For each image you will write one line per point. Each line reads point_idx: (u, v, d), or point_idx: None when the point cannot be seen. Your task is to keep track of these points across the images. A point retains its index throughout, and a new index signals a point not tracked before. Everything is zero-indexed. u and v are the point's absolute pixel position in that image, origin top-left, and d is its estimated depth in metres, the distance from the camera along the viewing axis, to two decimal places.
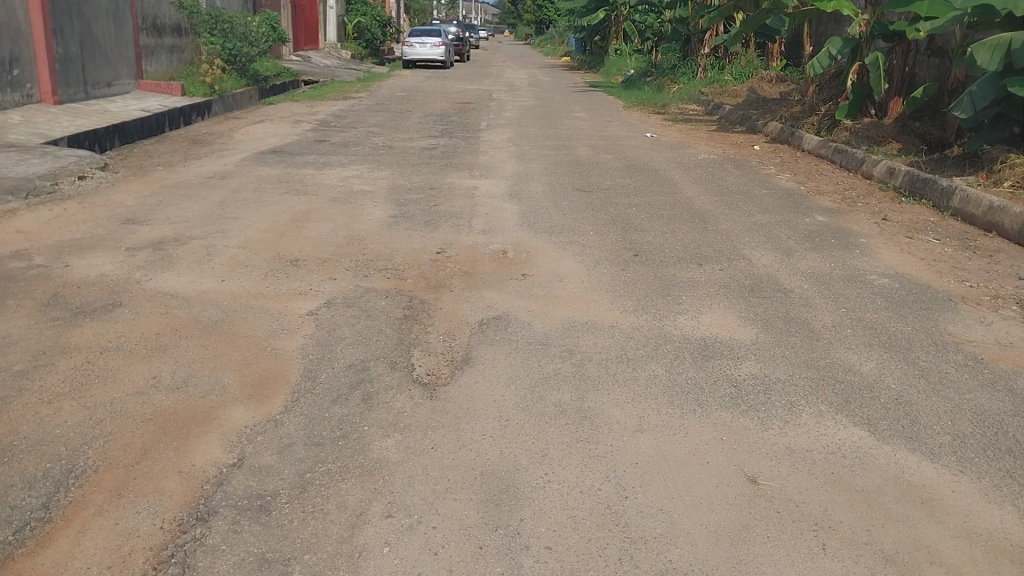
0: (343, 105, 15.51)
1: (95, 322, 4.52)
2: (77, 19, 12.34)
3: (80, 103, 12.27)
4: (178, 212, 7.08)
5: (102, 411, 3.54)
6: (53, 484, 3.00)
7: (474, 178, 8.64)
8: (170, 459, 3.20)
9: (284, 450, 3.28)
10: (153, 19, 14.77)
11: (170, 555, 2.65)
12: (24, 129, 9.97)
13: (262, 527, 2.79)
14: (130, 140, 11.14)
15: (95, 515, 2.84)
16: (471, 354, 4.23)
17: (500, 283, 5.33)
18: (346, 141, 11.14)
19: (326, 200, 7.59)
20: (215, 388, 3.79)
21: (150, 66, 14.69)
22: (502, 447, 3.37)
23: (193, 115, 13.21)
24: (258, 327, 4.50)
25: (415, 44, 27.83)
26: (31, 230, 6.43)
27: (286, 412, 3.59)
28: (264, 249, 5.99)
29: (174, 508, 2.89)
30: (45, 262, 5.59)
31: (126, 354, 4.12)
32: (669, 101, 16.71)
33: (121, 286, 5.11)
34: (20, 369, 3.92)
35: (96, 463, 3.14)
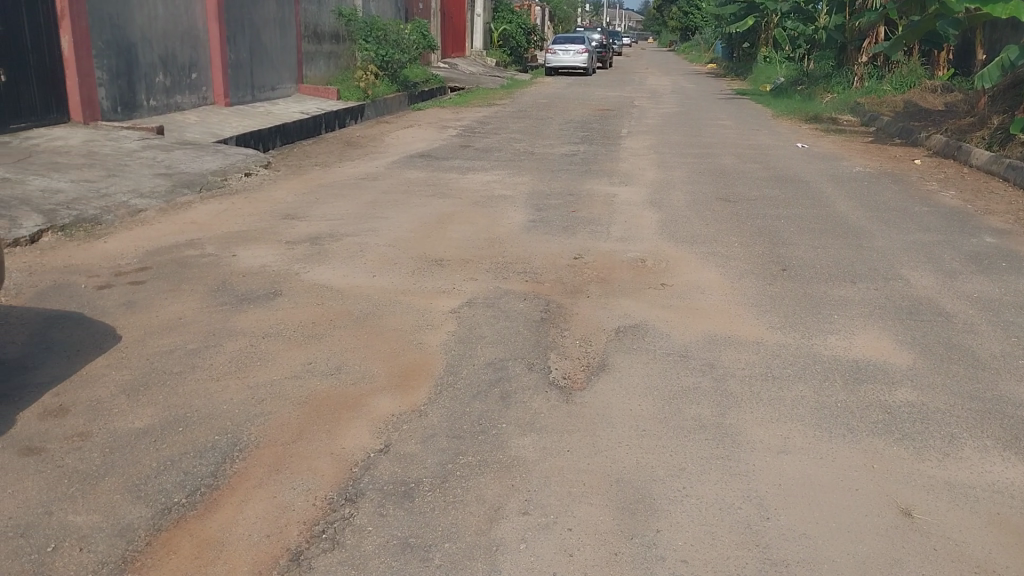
0: (487, 111, 15.87)
1: (259, 309, 4.86)
2: (248, 27, 13.30)
3: (248, 106, 13.21)
4: (332, 210, 7.48)
5: (263, 391, 3.81)
6: (221, 455, 3.26)
7: (613, 186, 8.61)
8: (322, 440, 3.39)
9: (427, 440, 3.40)
10: (314, 27, 15.69)
11: (321, 531, 2.81)
12: (199, 129, 10.84)
13: (405, 513, 2.91)
14: (290, 141, 11.88)
15: (255, 488, 3.05)
16: (608, 361, 4.23)
17: (638, 291, 5.30)
18: (489, 146, 11.39)
19: (469, 203, 7.81)
20: (365, 376, 3.99)
21: (310, 72, 15.61)
22: (638, 456, 3.35)
23: (347, 118, 13.92)
24: (404, 321, 4.70)
25: (559, 51, 28.02)
26: (204, 221, 6.98)
27: (428, 404, 3.73)
28: (409, 248, 6.23)
29: (326, 487, 3.07)
30: (216, 251, 6.06)
31: (285, 340, 4.41)
32: (821, 111, 16.01)
33: (281, 276, 5.47)
34: (193, 348, 4.28)
35: (258, 439, 3.38)
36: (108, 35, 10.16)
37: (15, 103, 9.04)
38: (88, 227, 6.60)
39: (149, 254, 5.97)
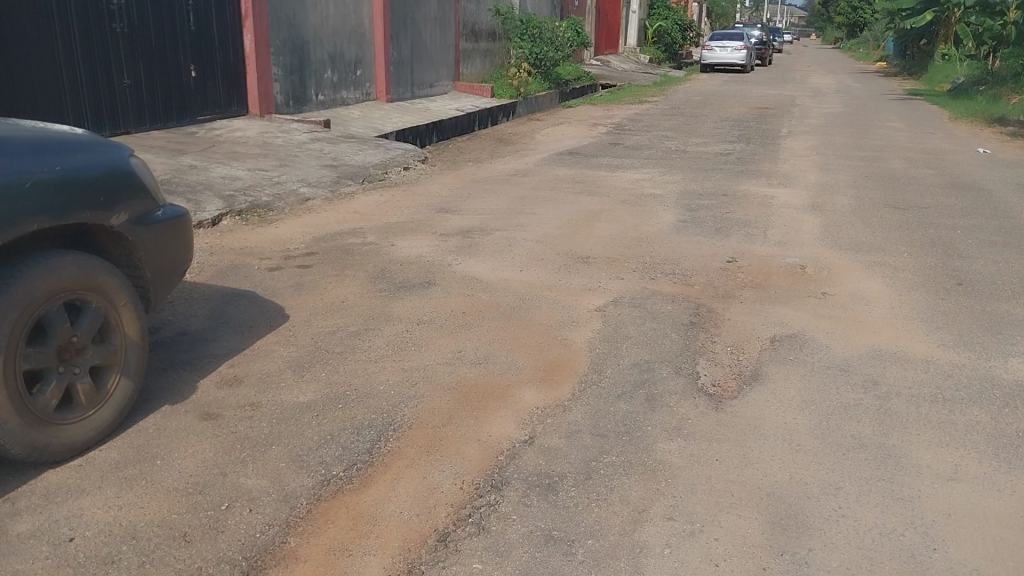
0: (639, 109, 15.68)
1: (413, 297, 5.05)
2: (410, 26, 13.82)
3: (407, 101, 13.74)
4: (484, 205, 7.65)
5: (416, 375, 3.96)
6: (376, 433, 3.41)
7: (771, 187, 8.27)
8: (470, 427, 3.48)
9: (572, 435, 3.42)
10: (472, 25, 16.08)
11: (467, 515, 2.89)
12: (363, 123, 11.39)
13: (549, 505, 2.94)
14: (445, 136, 12.25)
15: (407, 467, 3.17)
16: (761, 371, 4.07)
17: (795, 299, 5.08)
18: (640, 144, 11.26)
19: (619, 201, 7.75)
20: (512, 368, 4.06)
21: (466, 69, 16.03)
22: (792, 471, 3.22)
23: (500, 115, 14.18)
24: (551, 316, 4.74)
25: (716, 48, 27.22)
26: (365, 212, 7.33)
27: (574, 400, 3.74)
28: (558, 244, 6.27)
29: (473, 472, 3.15)
30: (375, 240, 6.35)
31: (437, 328, 4.55)
32: (1007, 113, 14.68)
33: (434, 267, 5.66)
34: (353, 330, 4.51)
35: (410, 420, 3.52)
36: (285, 33, 10.86)
37: (203, 96, 9.85)
38: (262, 213, 7.09)
39: (315, 240, 6.34)
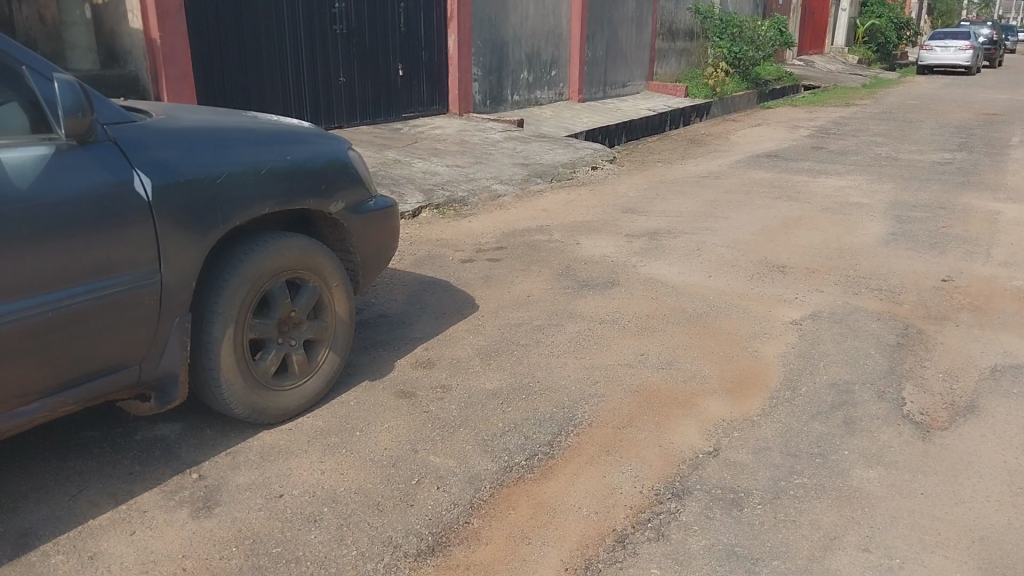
0: (844, 112, 14.75)
1: (599, 296, 5.06)
2: (607, 26, 13.83)
3: (599, 101, 13.78)
4: (673, 207, 7.51)
5: (599, 374, 3.96)
6: (558, 427, 3.45)
7: (998, 202, 7.48)
8: (652, 431, 3.44)
9: (760, 451, 3.28)
10: (669, 24, 15.83)
11: (646, 519, 2.86)
12: (555, 122, 11.56)
13: (732, 520, 2.84)
14: (635, 137, 12.16)
15: (587, 464, 3.19)
16: (978, 403, 3.70)
17: (1022, 327, 4.56)
18: (845, 150, 10.58)
19: (819, 209, 7.33)
20: (697, 376, 3.96)
21: (660, 69, 15.81)
22: (1012, 517, 2.90)
23: (693, 116, 13.86)
24: (741, 326, 4.58)
25: (936, 47, 24.96)
26: (553, 209, 7.44)
27: (763, 415, 3.59)
28: (751, 252, 6.03)
29: (653, 477, 3.11)
30: (563, 238, 6.43)
31: (621, 329, 4.54)
32: None
33: (620, 267, 5.64)
34: (538, 325, 4.59)
35: (592, 418, 3.53)
36: (486, 34, 11.25)
37: (408, 94, 10.41)
38: (456, 207, 7.39)
39: (505, 235, 6.52)
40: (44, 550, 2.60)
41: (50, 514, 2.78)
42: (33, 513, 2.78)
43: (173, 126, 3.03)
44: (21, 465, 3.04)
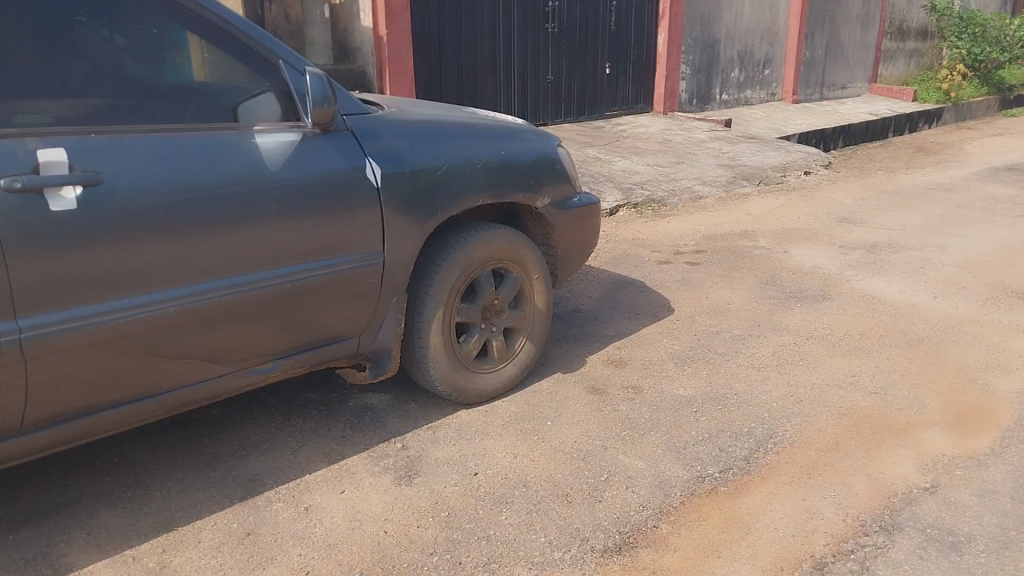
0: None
1: (806, 309, 4.81)
2: (829, 24, 13.05)
3: (814, 104, 13.02)
4: (894, 220, 6.94)
5: (802, 392, 3.77)
6: (756, 443, 3.32)
7: None
8: (860, 459, 3.22)
9: (987, 495, 2.97)
10: (900, 23, 14.66)
11: (849, 550, 2.68)
12: (765, 124, 11.09)
13: (950, 565, 2.60)
14: (853, 142, 11.39)
15: (785, 484, 3.04)
16: None
17: None
18: None
19: None
20: (915, 405, 3.65)
21: (886, 71, 14.70)
22: None
23: (921, 122, 12.75)
24: (970, 355, 4.16)
25: None
26: (759, 215, 7.15)
27: (992, 455, 3.24)
28: (985, 273, 5.46)
29: (859, 507, 2.91)
30: (767, 245, 6.15)
31: (830, 346, 4.28)
32: None
33: (831, 280, 5.32)
34: (738, 334, 4.44)
35: (792, 438, 3.36)
36: (697, 32, 10.99)
37: (613, 92, 10.41)
38: (656, 207, 7.29)
39: (706, 239, 6.35)
40: (267, 496, 2.84)
41: (273, 465, 3.04)
42: (259, 462, 3.05)
43: (402, 117, 3.15)
44: (251, 417, 3.37)
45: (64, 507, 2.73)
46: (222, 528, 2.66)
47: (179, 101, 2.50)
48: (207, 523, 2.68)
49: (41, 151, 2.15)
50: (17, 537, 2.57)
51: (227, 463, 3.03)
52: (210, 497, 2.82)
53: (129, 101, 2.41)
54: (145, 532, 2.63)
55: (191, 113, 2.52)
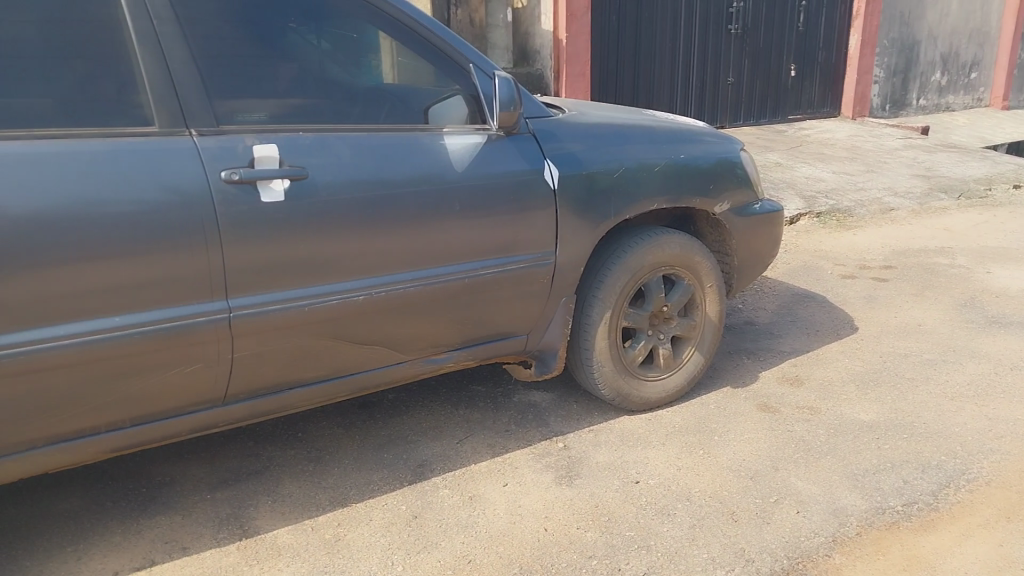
0: None
1: (1011, 336, 4.35)
2: None
3: None
4: None
5: (1003, 427, 3.42)
6: (946, 478, 3.05)
7: None
8: None
9: None
10: None
11: None
12: (969, 132, 10.17)
13: None
14: None
15: (980, 527, 2.77)
16: None
17: None
18: None
19: None
20: None
21: None
22: None
23: None
24: None
25: None
26: (959, 230, 6.56)
27: None
28: None
29: None
30: (968, 264, 5.63)
31: None
32: None
33: None
34: (929, 359, 4.10)
35: (990, 476, 3.06)
36: (895, 33, 10.27)
37: (798, 96, 9.94)
38: (840, 217, 6.87)
39: (896, 255, 5.91)
40: (434, 482, 2.95)
41: (441, 452, 3.15)
42: (428, 448, 3.18)
43: (582, 120, 3.16)
44: (422, 405, 3.52)
45: (254, 474, 2.96)
46: (391, 509, 2.78)
47: (374, 102, 2.65)
48: (378, 503, 2.82)
49: (257, 147, 2.35)
50: (214, 498, 2.82)
51: (398, 447, 3.18)
52: (382, 478, 2.97)
53: (330, 101, 2.57)
54: (323, 505, 2.80)
55: (385, 113, 2.66)
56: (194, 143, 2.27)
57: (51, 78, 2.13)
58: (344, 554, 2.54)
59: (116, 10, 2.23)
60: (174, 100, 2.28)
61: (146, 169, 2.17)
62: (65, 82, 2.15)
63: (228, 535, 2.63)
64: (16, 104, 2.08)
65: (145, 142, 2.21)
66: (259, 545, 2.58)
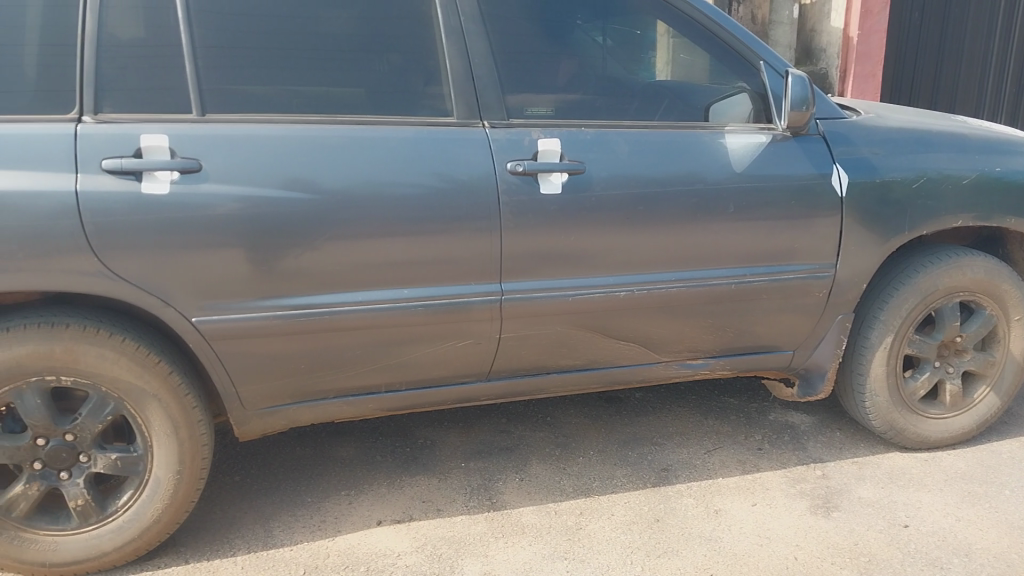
0: None
1: None
2: None
3: None
4: None
5: None
6: None
7: None
8: None
9: None
10: None
11: None
12: None
13: None
14: None
15: None
16: None
17: None
18: None
19: None
20: None
21: None
22: None
23: None
24: None
25: None
26: None
27: None
28: None
29: None
30: None
31: None
32: None
33: None
34: None
35: None
36: None
37: None
38: None
39: None
40: (679, 489, 2.89)
41: (687, 459, 3.08)
42: (674, 453, 3.12)
43: (880, 124, 2.90)
44: (671, 408, 3.46)
45: (505, 451, 3.10)
46: (634, 508, 2.77)
47: (652, 98, 2.64)
48: (621, 499, 2.82)
49: (542, 140, 2.45)
50: (468, 467, 3.00)
51: (644, 447, 3.15)
52: (626, 476, 2.96)
53: (611, 98, 2.61)
54: (567, 492, 2.86)
55: (663, 110, 2.64)
56: (486, 135, 2.41)
57: (370, 70, 2.37)
58: (585, 543, 2.58)
59: (430, 9, 2.43)
60: (472, 93, 2.44)
61: (441, 156, 2.34)
62: (380, 73, 2.38)
63: (478, 504, 2.78)
64: (340, 92, 2.35)
65: (443, 131, 2.38)
66: (505, 519, 2.69)
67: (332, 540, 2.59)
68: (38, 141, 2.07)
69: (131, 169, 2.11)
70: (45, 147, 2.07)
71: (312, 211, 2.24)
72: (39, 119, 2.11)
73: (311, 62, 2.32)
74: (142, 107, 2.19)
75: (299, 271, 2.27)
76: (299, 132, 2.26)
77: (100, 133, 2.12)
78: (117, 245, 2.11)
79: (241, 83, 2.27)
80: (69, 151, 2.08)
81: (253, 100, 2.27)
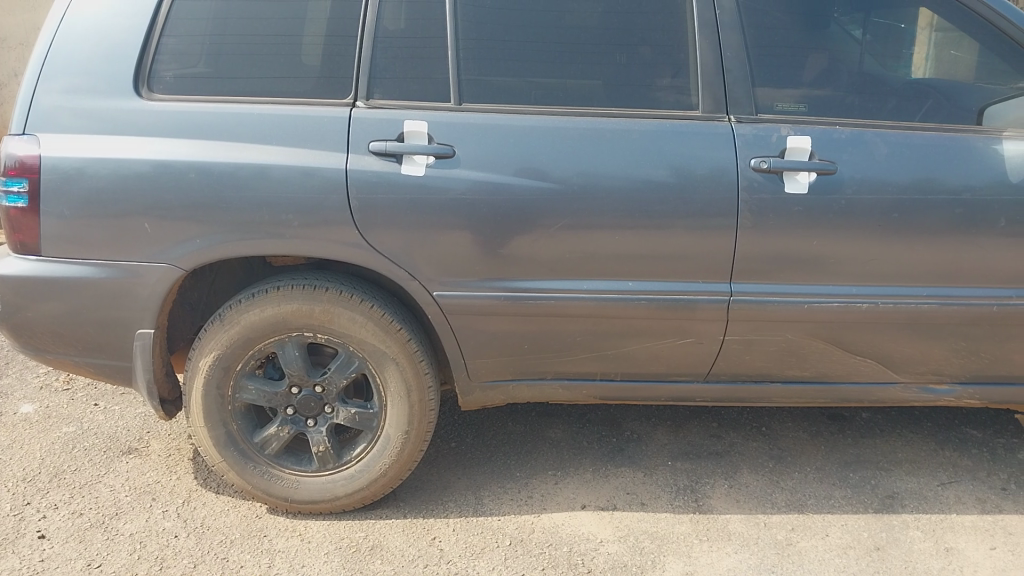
0: None
1: None
2: None
3: None
4: None
5: None
6: None
7: None
8: None
9: None
10: None
11: None
12: None
13: None
14: None
15: None
16: None
17: None
18: None
19: None
20: None
21: None
22: None
23: None
24: None
25: None
26: None
27: None
28: None
29: None
30: None
31: None
32: None
33: None
34: None
35: None
36: None
37: None
38: None
39: None
40: (905, 520, 2.68)
41: (917, 490, 2.85)
42: (902, 481, 2.90)
43: None
44: (901, 433, 3.21)
45: (715, 455, 3.04)
46: (851, 532, 2.61)
47: (915, 96, 2.45)
48: (838, 521, 2.67)
49: (791, 137, 2.35)
50: (675, 466, 2.97)
51: (868, 470, 2.96)
52: (844, 498, 2.80)
53: (870, 95, 2.44)
54: (779, 506, 2.75)
55: (928, 109, 2.44)
56: (731, 129, 2.36)
57: (618, 62, 2.40)
58: (794, 560, 2.47)
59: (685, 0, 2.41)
60: (720, 86, 2.39)
61: (682, 150, 2.33)
62: (629, 65, 2.40)
63: (683, 504, 2.75)
64: (587, 83, 2.39)
65: (685, 125, 2.36)
66: (710, 523, 2.65)
67: (538, 516, 2.69)
68: (319, 123, 2.31)
69: (395, 151, 2.29)
70: (325, 128, 2.30)
71: (552, 199, 2.31)
72: (322, 101, 2.35)
73: (562, 54, 2.39)
74: (407, 94, 2.37)
75: (535, 256, 2.36)
76: (547, 122, 2.34)
77: (370, 117, 2.33)
78: (376, 219, 2.31)
79: (497, 74, 2.38)
80: (344, 133, 2.31)
81: (506, 90, 2.38)
